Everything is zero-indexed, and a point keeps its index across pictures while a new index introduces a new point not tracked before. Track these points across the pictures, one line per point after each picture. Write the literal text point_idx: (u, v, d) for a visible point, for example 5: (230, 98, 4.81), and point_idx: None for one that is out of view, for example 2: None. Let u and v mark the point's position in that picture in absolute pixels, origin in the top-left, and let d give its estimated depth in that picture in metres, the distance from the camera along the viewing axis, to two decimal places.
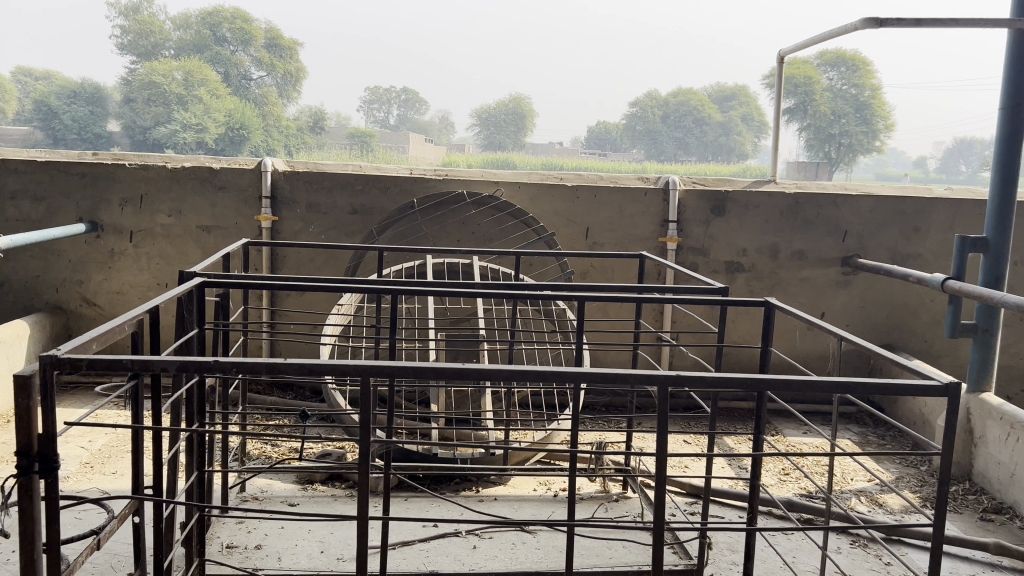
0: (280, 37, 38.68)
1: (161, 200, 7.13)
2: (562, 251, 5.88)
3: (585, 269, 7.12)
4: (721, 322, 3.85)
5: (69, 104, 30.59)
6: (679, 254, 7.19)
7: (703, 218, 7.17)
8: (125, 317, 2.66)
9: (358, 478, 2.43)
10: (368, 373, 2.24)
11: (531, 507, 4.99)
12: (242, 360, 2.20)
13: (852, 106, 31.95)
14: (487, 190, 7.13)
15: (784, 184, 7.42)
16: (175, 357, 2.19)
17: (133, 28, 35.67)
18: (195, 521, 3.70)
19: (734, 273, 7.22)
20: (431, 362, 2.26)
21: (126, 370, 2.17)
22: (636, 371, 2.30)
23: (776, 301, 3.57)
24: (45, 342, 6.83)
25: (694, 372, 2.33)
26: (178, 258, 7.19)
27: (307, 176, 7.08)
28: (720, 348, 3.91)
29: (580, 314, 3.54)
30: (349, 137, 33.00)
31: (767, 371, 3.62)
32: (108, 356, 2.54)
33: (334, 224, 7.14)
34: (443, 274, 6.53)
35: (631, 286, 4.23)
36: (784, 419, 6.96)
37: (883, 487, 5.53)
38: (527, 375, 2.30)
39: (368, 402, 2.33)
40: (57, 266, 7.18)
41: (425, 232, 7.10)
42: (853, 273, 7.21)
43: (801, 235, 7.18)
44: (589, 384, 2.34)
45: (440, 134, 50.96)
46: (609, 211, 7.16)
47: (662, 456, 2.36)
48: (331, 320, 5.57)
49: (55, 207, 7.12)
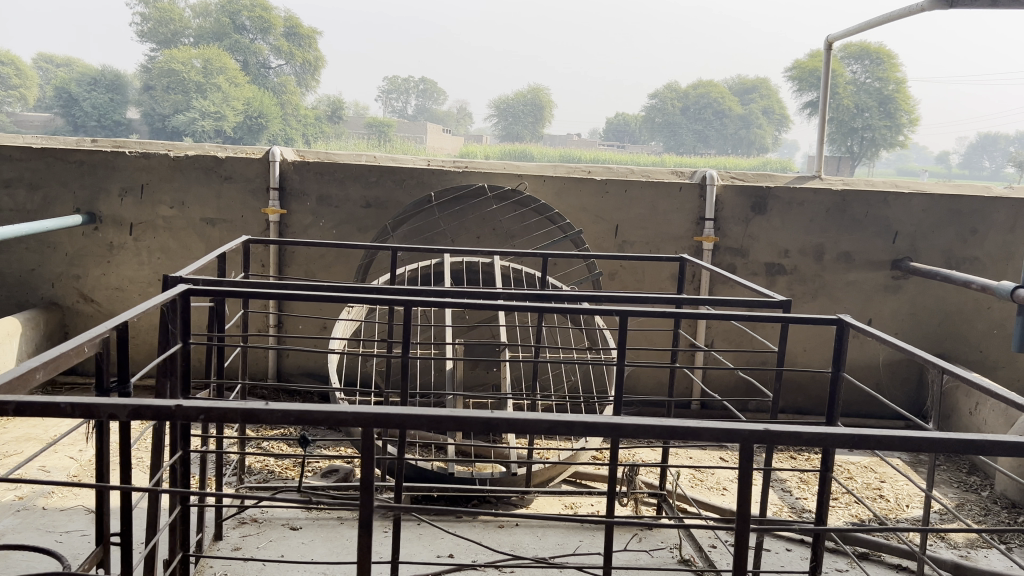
0: (300, 26, 38.33)
1: (164, 190, 6.69)
2: (593, 253, 5.27)
3: (613, 271, 6.63)
4: (780, 343, 3.35)
5: (90, 91, 30.38)
6: (716, 254, 6.69)
7: (742, 216, 6.65)
8: (84, 337, 2.18)
9: (361, 549, 1.90)
10: (370, 423, 1.73)
11: (557, 534, 4.52)
12: (211, 405, 1.71)
13: (876, 100, 31.12)
14: (510, 184, 6.65)
15: (829, 181, 6.90)
16: (127, 401, 1.70)
17: (154, 15, 35.35)
18: (181, 558, 3.24)
19: (774, 276, 6.72)
20: (449, 408, 1.72)
21: (64, 416, 1.70)
22: (713, 424, 1.77)
23: (851, 318, 3.06)
24: (38, 341, 6.41)
25: (786, 426, 1.80)
26: (181, 252, 6.76)
27: (317, 166, 6.63)
28: (778, 371, 3.41)
29: (622, 334, 3.03)
30: (367, 127, 32.58)
31: (834, 419, 3.13)
32: (59, 387, 2.07)
33: (346, 219, 6.69)
34: (462, 274, 6.07)
35: (672, 296, 3.75)
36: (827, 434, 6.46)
37: (942, 517, 5.01)
38: (573, 428, 1.76)
39: (373, 461, 1.81)
40: (52, 260, 6.76)
41: (442, 229, 6.63)
42: (903, 277, 6.70)
43: (847, 236, 6.66)
44: (655, 441, 1.79)
45: (459, 122, 50.36)
46: (640, 208, 6.67)
47: (745, 516, 1.89)
48: (341, 324, 5.15)
49: (51, 196, 6.70)
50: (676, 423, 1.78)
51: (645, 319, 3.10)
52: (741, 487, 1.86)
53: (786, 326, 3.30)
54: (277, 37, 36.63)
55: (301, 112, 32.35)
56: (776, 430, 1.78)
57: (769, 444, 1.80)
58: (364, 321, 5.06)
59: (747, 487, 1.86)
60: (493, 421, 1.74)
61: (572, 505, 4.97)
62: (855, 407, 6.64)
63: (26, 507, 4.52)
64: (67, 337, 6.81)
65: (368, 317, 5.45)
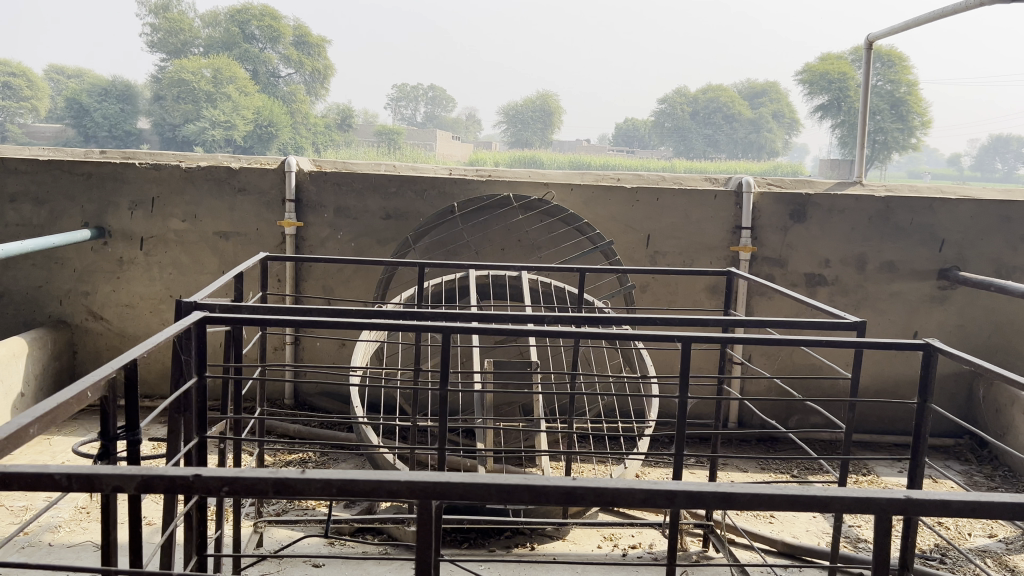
0: (310, 35, 38.12)
1: (175, 203, 6.43)
2: (627, 267, 4.92)
3: (644, 283, 6.33)
4: (855, 370, 3.02)
5: (99, 102, 30.17)
6: (753, 265, 6.37)
7: (781, 224, 6.33)
8: (87, 379, 1.87)
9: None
10: (429, 496, 1.41)
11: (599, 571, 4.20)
12: (237, 474, 1.41)
13: (888, 103, 30.61)
14: (536, 193, 6.36)
15: (870, 187, 6.58)
16: (135, 471, 1.39)
17: (163, 25, 35.20)
18: None
19: (814, 287, 6.39)
20: (526, 476, 1.42)
21: (58, 489, 1.40)
22: (846, 492, 1.46)
23: (940, 342, 2.69)
24: (45, 362, 6.13)
25: (929, 493, 1.49)
26: (193, 267, 6.49)
27: (334, 177, 6.35)
28: (850, 402, 3.10)
29: (685, 360, 2.70)
30: (377, 135, 32.36)
31: (916, 485, 2.76)
32: (57, 443, 1.76)
33: (365, 231, 6.41)
34: (488, 288, 5.78)
35: (733, 318, 3.16)
36: (873, 453, 6.13)
37: (1011, 546, 4.63)
38: (675, 499, 1.45)
39: (432, 533, 1.51)
40: (60, 276, 6.50)
41: (466, 241, 6.36)
42: (950, 288, 6.37)
43: (891, 244, 6.33)
44: (771, 512, 1.48)
45: (466, 130, 50.15)
46: (673, 216, 6.36)
47: None
48: (363, 346, 4.86)
49: (59, 210, 6.44)
50: (798, 491, 1.48)
51: (709, 346, 2.70)
52: (872, 561, 1.55)
53: (862, 351, 2.98)
54: (285, 46, 36.38)
55: (310, 120, 32.12)
56: (920, 498, 1.47)
57: (911, 514, 1.49)
58: (386, 342, 4.77)
59: (879, 565, 1.54)
60: (578, 491, 1.44)
61: (611, 537, 4.64)
62: (901, 424, 6.34)
63: (31, 543, 4.24)
64: (75, 356, 6.54)
65: (389, 339, 5.17)
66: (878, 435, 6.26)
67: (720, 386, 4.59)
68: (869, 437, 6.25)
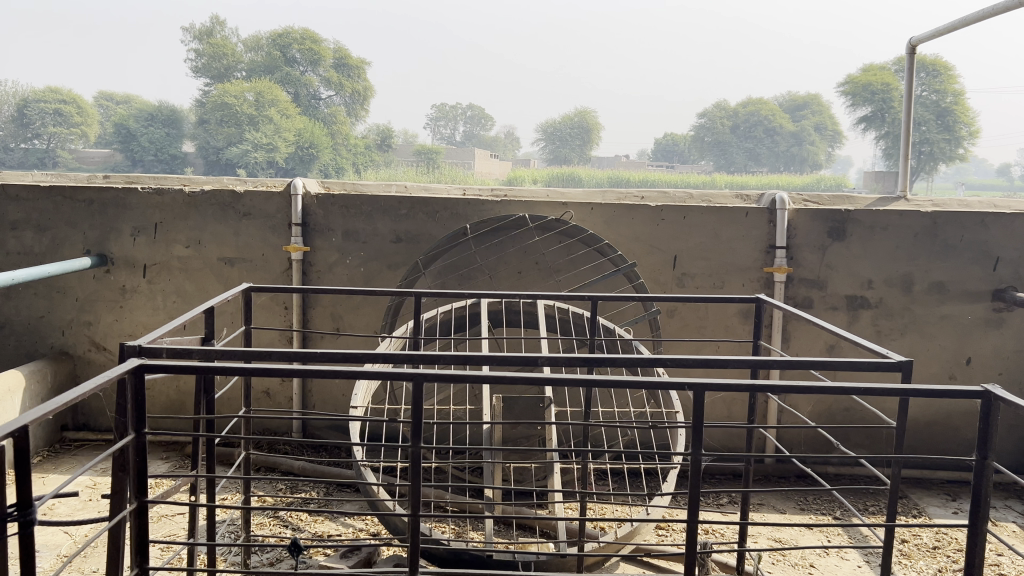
0: (349, 57, 38.20)
1: (178, 229, 6.18)
2: (647, 297, 4.50)
3: (671, 308, 5.92)
4: (901, 419, 2.59)
5: (145, 126, 30.50)
6: (789, 287, 5.92)
7: (819, 243, 5.88)
8: None
9: None
10: None
11: None
12: None
13: (934, 113, 29.67)
14: (554, 214, 5.98)
15: (916, 202, 6.09)
16: None
17: (207, 49, 35.29)
18: None
19: (857, 310, 5.92)
20: None
21: None
22: None
23: (1000, 389, 2.24)
24: (44, 396, 5.88)
25: None
26: (197, 295, 6.22)
27: (343, 200, 6.05)
28: (897, 455, 2.65)
29: (698, 412, 2.26)
30: (416, 155, 32.25)
31: (974, 567, 2.31)
32: None
33: (374, 256, 6.09)
34: (501, 316, 5.42)
35: (756, 357, 2.65)
36: (924, 491, 5.62)
37: None
38: None
39: None
40: (62, 306, 6.28)
41: (479, 264, 6.02)
42: (1007, 310, 5.84)
43: (940, 263, 5.85)
44: None
45: (505, 148, 49.98)
46: (701, 236, 5.94)
47: None
48: (361, 387, 4.51)
49: (61, 238, 6.22)
50: None
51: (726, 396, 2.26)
52: None
53: (908, 400, 2.55)
54: (325, 69, 36.62)
55: (349, 142, 32.21)
56: None
57: None
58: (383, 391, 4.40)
59: None
60: None
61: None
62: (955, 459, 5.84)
63: None
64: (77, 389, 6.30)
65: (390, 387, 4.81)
66: (929, 471, 5.77)
67: (752, 425, 4.14)
68: (919, 473, 5.76)
